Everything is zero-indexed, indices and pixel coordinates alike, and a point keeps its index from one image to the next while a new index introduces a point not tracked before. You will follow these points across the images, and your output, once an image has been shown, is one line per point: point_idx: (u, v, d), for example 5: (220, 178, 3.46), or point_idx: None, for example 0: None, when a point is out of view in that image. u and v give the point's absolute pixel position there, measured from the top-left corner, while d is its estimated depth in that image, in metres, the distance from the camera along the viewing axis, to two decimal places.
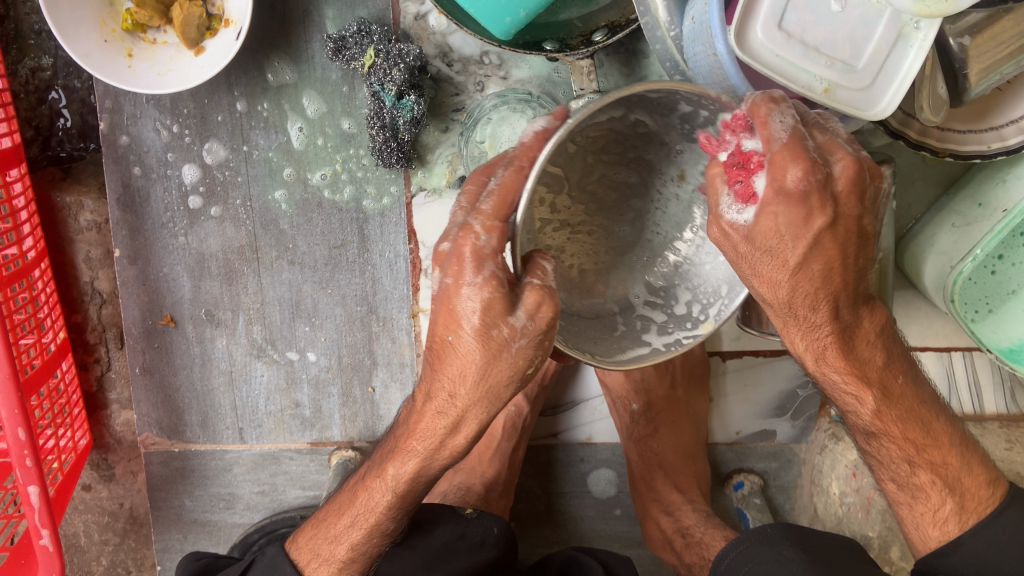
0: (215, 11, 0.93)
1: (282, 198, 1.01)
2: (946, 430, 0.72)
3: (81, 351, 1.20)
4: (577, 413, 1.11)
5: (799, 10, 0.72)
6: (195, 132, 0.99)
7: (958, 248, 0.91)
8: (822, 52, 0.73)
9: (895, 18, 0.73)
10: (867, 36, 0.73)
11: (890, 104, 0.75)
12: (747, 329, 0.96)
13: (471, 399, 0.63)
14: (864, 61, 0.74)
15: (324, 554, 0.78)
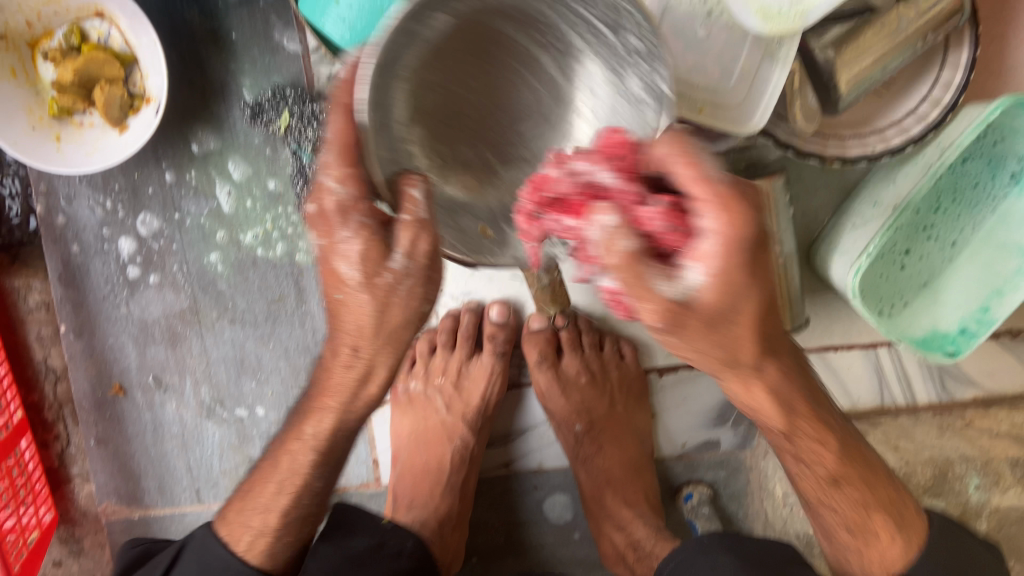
0: (137, 90, 0.98)
1: (217, 260, 1.05)
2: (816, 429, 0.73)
3: (41, 429, 1.23)
4: (526, 441, 1.13)
5: (668, 39, 0.74)
6: (127, 206, 1.03)
7: (858, 246, 0.95)
8: (693, 77, 0.75)
9: (758, 40, 0.74)
10: (734, 58, 0.75)
11: (763, 118, 0.75)
12: None
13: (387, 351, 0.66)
14: (734, 81, 0.75)
15: (255, 526, 0.75)
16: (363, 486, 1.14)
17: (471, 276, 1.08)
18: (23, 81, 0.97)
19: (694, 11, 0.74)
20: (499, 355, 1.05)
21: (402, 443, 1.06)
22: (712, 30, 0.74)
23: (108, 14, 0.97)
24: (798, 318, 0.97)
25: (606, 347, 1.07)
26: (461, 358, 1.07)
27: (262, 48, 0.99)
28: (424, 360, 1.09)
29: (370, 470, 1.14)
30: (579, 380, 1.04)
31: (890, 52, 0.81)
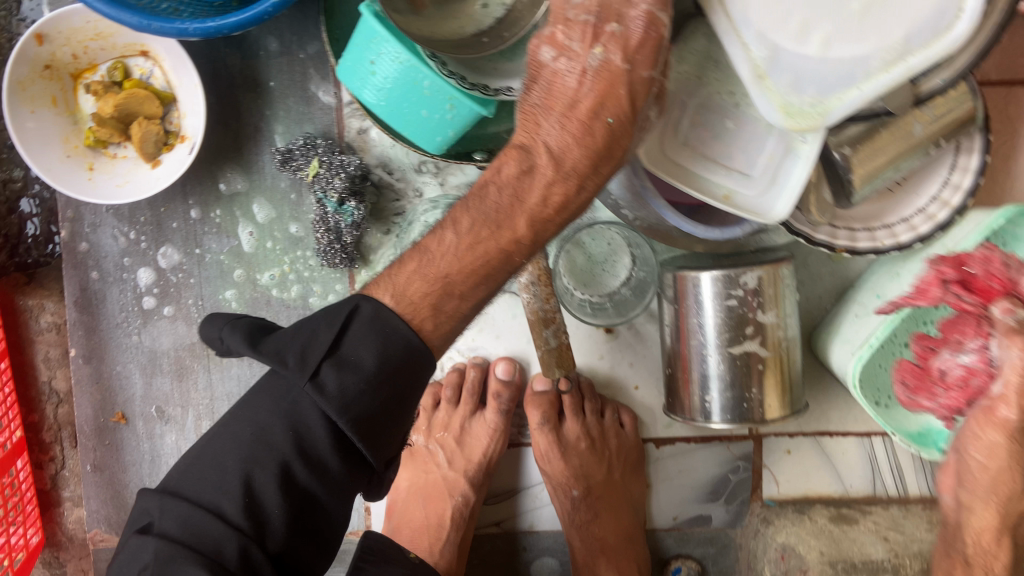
0: (173, 128, 1.01)
1: (232, 297, 1.07)
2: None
3: (36, 450, 1.23)
4: (520, 500, 1.14)
5: (698, 127, 0.81)
6: (151, 238, 1.05)
7: (859, 335, 0.98)
8: (721, 164, 0.81)
9: (783, 134, 0.79)
10: (759, 149, 0.80)
11: (783, 209, 0.78)
12: (672, 416, 1.02)
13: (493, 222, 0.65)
14: (758, 171, 0.80)
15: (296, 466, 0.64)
16: (353, 533, 1.13)
17: (479, 333, 1.10)
18: (62, 110, 1.00)
19: (724, 102, 0.80)
20: (501, 413, 1.07)
21: (400, 495, 1.10)
22: (740, 121, 0.80)
23: (153, 54, 1.00)
24: (797, 403, 0.98)
25: (607, 414, 1.08)
26: (464, 414, 1.09)
27: (299, 97, 1.03)
28: (427, 414, 1.11)
29: (361, 517, 1.13)
30: (579, 445, 1.06)
31: (902, 153, 0.85)
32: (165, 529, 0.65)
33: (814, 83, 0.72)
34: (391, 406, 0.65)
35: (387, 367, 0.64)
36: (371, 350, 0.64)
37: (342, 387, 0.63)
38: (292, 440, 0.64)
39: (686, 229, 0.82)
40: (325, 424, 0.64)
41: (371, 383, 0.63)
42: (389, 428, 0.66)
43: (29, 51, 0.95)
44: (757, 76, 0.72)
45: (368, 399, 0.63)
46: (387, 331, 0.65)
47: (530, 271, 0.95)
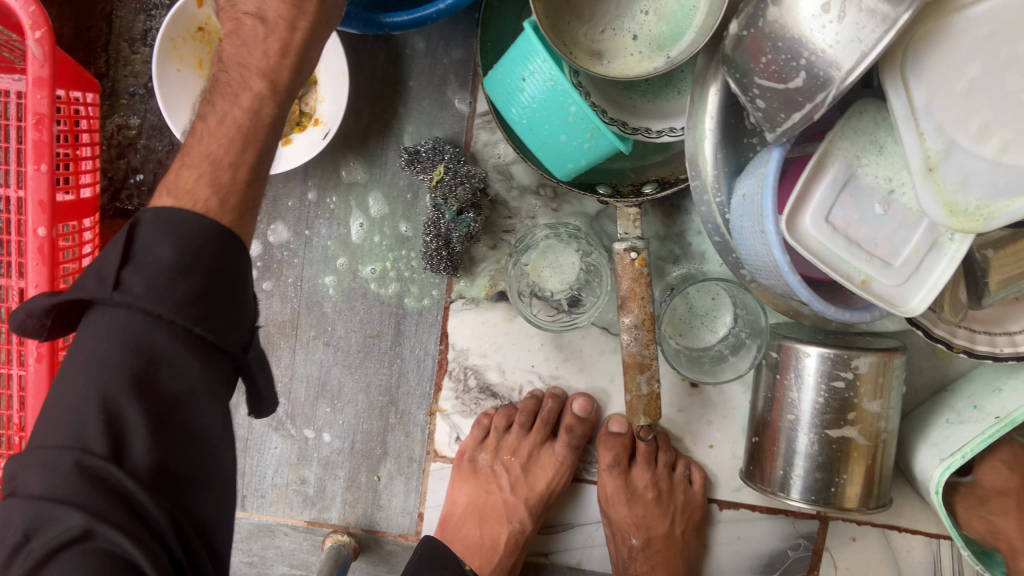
0: (308, 109, 1.02)
1: (331, 283, 1.08)
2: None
3: None
4: (572, 536, 1.13)
5: (846, 207, 0.81)
6: (264, 214, 1.07)
7: (949, 442, 0.96)
8: (863, 248, 0.81)
9: (932, 229, 0.81)
10: (904, 240, 0.81)
11: (923, 302, 0.82)
12: (750, 484, 1.01)
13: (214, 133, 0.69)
14: (900, 261, 0.81)
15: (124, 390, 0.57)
16: (402, 537, 1.12)
17: (564, 362, 1.08)
18: (206, 74, 1.02)
19: (878, 186, 0.81)
20: (572, 448, 1.06)
21: (456, 510, 1.07)
22: (889, 208, 0.81)
23: None
24: (883, 497, 0.96)
25: (677, 469, 1.07)
26: (535, 442, 1.08)
27: (434, 101, 1.03)
28: (497, 435, 1.08)
29: (413, 522, 1.12)
30: (646, 495, 1.06)
31: None
32: (27, 490, 0.54)
33: (982, 185, 0.74)
34: (212, 305, 0.61)
35: (208, 258, 0.61)
36: (168, 243, 0.60)
37: (154, 286, 0.58)
38: (135, 364, 0.58)
39: (818, 307, 0.81)
40: (166, 337, 0.58)
41: (176, 269, 0.59)
42: (236, 314, 0.63)
43: (188, 11, 0.97)
44: (928, 169, 0.73)
45: (188, 284, 0.59)
46: (178, 225, 0.61)
47: (635, 313, 0.93)
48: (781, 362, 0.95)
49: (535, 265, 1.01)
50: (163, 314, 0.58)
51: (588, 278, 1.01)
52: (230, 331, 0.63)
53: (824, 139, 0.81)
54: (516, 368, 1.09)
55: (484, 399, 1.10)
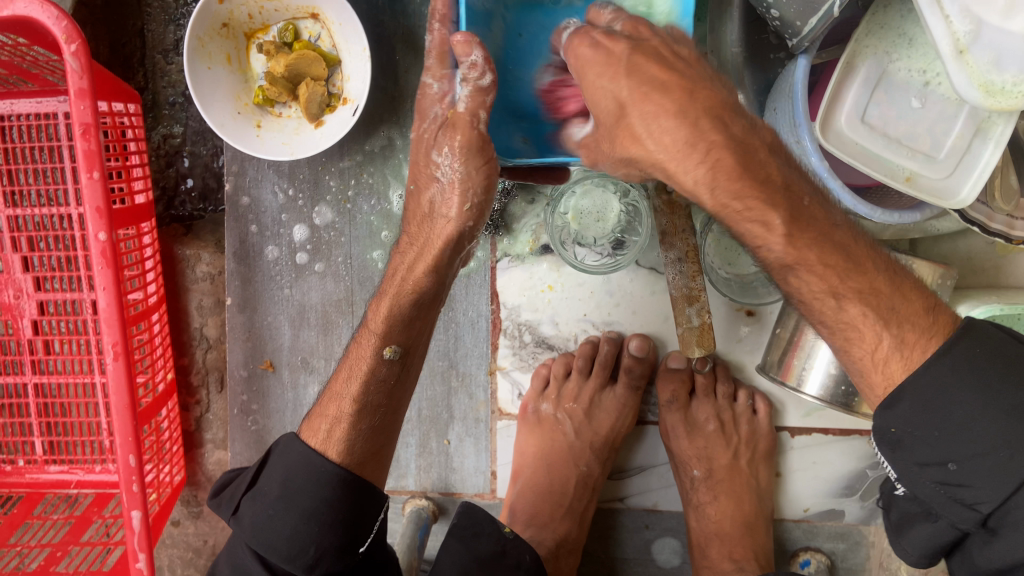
0: (336, 90, 1.05)
1: (379, 257, 1.10)
2: (847, 249, 0.68)
3: (185, 392, 1.31)
4: (644, 479, 1.14)
5: (882, 104, 0.80)
6: (307, 196, 1.10)
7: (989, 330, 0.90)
8: (904, 144, 0.80)
9: (974, 115, 0.78)
10: (946, 131, 0.79)
11: (972, 194, 0.79)
12: (764, 376, 1.03)
13: (336, 398, 0.87)
14: (945, 153, 0.79)
15: (302, 488, 0.81)
16: (479, 496, 1.15)
17: (616, 307, 1.09)
18: (236, 68, 1.05)
19: (912, 80, 0.79)
20: (631, 389, 1.08)
21: (526, 461, 1.09)
22: (927, 100, 0.79)
23: (323, 17, 1.03)
24: None
25: (739, 399, 1.07)
26: (595, 386, 1.09)
27: None
28: (557, 384, 1.10)
29: (487, 481, 1.15)
30: (707, 426, 1.06)
31: None
32: (257, 541, 0.81)
33: (1017, 61, 0.71)
34: (347, 533, 0.81)
35: (326, 497, 0.81)
36: (279, 484, 0.83)
37: (264, 529, 0.81)
38: (307, 527, 0.79)
39: (865, 212, 0.81)
40: (310, 541, 0.79)
41: (306, 516, 0.80)
42: (355, 542, 0.82)
43: (212, 9, 1.00)
44: (958, 52, 0.71)
45: (317, 522, 0.79)
46: (296, 473, 0.82)
47: (677, 247, 0.94)
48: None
49: (575, 213, 1.01)
50: (266, 543, 0.80)
51: (629, 219, 1.02)
52: (361, 527, 0.82)
53: (851, 40, 0.80)
54: (569, 319, 1.11)
55: (541, 351, 1.12)
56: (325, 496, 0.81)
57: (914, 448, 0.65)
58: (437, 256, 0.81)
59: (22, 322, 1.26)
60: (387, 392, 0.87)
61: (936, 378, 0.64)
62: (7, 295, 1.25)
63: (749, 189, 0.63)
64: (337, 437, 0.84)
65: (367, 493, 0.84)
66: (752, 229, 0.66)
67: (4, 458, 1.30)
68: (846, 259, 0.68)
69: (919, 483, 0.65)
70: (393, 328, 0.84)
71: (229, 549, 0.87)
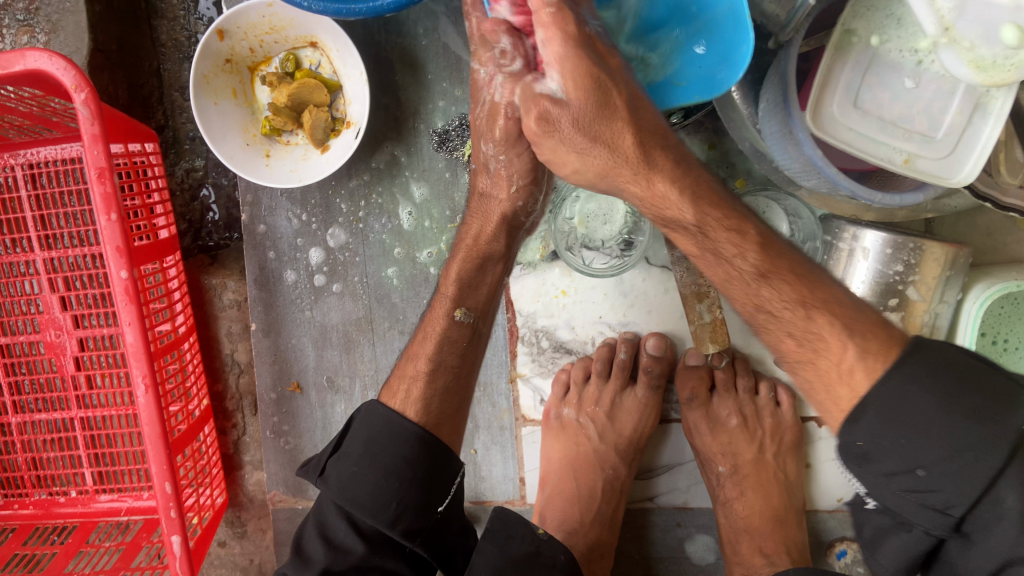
0: (340, 114, 1.07)
1: (394, 274, 1.13)
2: (822, 292, 0.70)
3: (221, 416, 1.35)
4: (672, 477, 1.14)
5: (874, 87, 0.79)
6: (320, 220, 1.12)
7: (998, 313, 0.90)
8: (899, 125, 0.79)
9: (971, 92, 0.77)
10: (944, 109, 0.78)
11: (973, 171, 0.79)
12: None
13: (414, 361, 0.92)
14: (943, 132, 0.79)
15: (385, 445, 0.85)
16: (509, 503, 1.17)
17: (631, 307, 1.09)
18: (242, 102, 1.08)
19: (904, 60, 0.78)
20: (652, 389, 1.07)
21: (552, 467, 1.10)
22: (921, 79, 0.78)
23: (321, 44, 1.06)
24: None
25: (762, 393, 1.07)
26: (615, 388, 1.09)
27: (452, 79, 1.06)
28: (577, 389, 1.10)
29: (516, 487, 1.16)
30: (730, 422, 1.05)
31: None
32: (351, 498, 0.83)
33: None
34: (424, 493, 0.84)
35: (405, 455, 0.84)
36: (361, 445, 0.85)
37: (349, 486, 0.83)
38: (391, 483, 0.83)
39: (863, 197, 0.81)
40: (398, 494, 0.82)
41: (386, 474, 0.83)
42: (432, 502, 0.85)
43: (213, 47, 1.02)
44: (945, 28, 0.71)
45: (397, 481, 0.83)
46: (376, 434, 0.86)
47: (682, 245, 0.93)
48: (839, 245, 0.92)
49: (581, 218, 1.02)
50: (352, 505, 0.83)
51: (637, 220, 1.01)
52: (435, 488, 0.85)
53: (839, 23, 0.78)
54: (585, 322, 1.11)
55: (560, 356, 1.13)
56: (405, 452, 0.84)
57: (882, 457, 0.63)
58: (496, 228, 0.88)
59: (64, 359, 1.30)
60: (460, 352, 0.92)
61: (903, 391, 0.62)
62: (48, 334, 1.30)
63: (712, 213, 0.71)
64: (415, 395, 0.89)
65: (441, 452, 0.87)
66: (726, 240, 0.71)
67: (58, 490, 1.35)
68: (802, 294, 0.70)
69: (889, 494, 0.63)
70: (464, 290, 0.91)
71: (316, 510, 0.89)
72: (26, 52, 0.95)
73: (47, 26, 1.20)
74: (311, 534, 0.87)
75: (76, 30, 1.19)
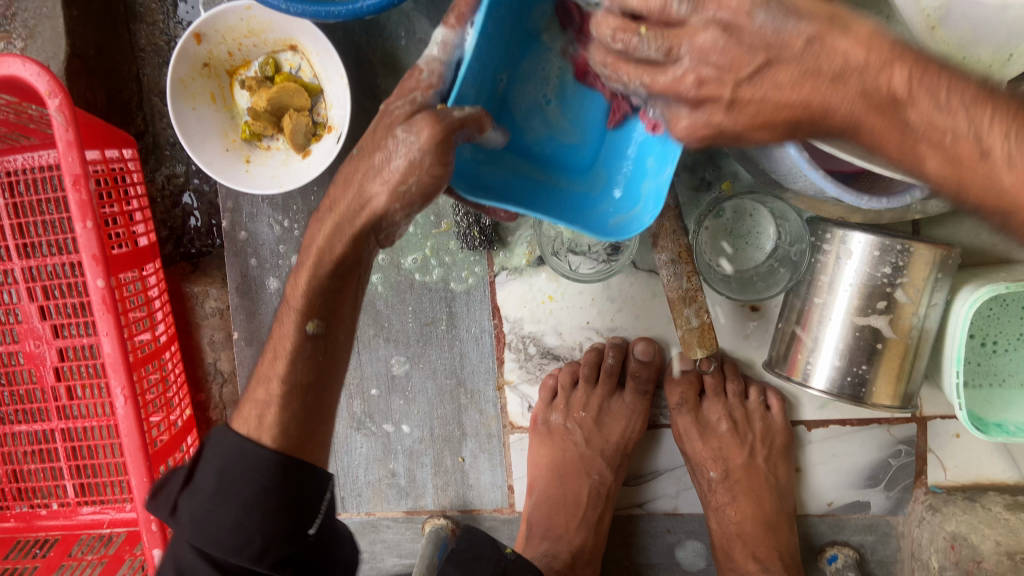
0: (321, 118, 1.06)
1: (377, 280, 1.10)
2: (980, 102, 0.53)
3: (205, 426, 1.33)
4: (661, 483, 1.12)
5: None
6: (303, 226, 1.11)
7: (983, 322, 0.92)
8: None
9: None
10: None
11: None
12: (770, 373, 1.01)
13: (264, 380, 0.75)
14: None
15: (234, 469, 0.71)
16: (497, 511, 1.15)
17: (618, 312, 1.08)
18: (221, 107, 1.06)
19: None
20: (641, 395, 1.06)
21: (539, 472, 1.08)
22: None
23: (301, 48, 1.04)
24: (914, 395, 0.94)
25: (751, 397, 1.05)
26: (603, 393, 1.08)
27: None
28: (565, 394, 1.09)
29: (504, 495, 1.15)
30: (720, 427, 1.05)
31: None
32: (204, 539, 0.70)
33: (992, 32, 0.69)
34: (289, 517, 0.71)
35: (263, 483, 0.70)
36: (211, 476, 0.72)
37: (205, 527, 0.70)
38: (248, 515, 0.70)
39: (850, 199, 0.81)
40: (252, 521, 0.69)
41: (243, 506, 0.70)
42: (301, 524, 0.72)
43: (190, 51, 1.00)
44: (930, 27, 0.70)
45: (256, 511, 0.70)
46: (227, 460, 0.72)
47: (669, 249, 0.92)
48: (825, 248, 0.91)
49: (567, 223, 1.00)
50: (210, 545, 0.70)
51: None
52: (303, 510, 0.72)
53: None
54: (572, 327, 1.10)
55: (547, 362, 1.12)
56: (261, 482, 0.70)
57: None
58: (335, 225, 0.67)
59: (44, 369, 1.28)
60: (315, 367, 0.75)
61: None
62: (27, 345, 1.28)
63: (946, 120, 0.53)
64: (270, 420, 0.73)
65: (300, 471, 0.73)
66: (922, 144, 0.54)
67: (40, 503, 1.33)
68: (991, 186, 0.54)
69: None
70: (318, 299, 0.71)
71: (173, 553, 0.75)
72: (0, 58, 0.93)
73: (24, 32, 1.18)
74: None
75: (54, 35, 1.17)
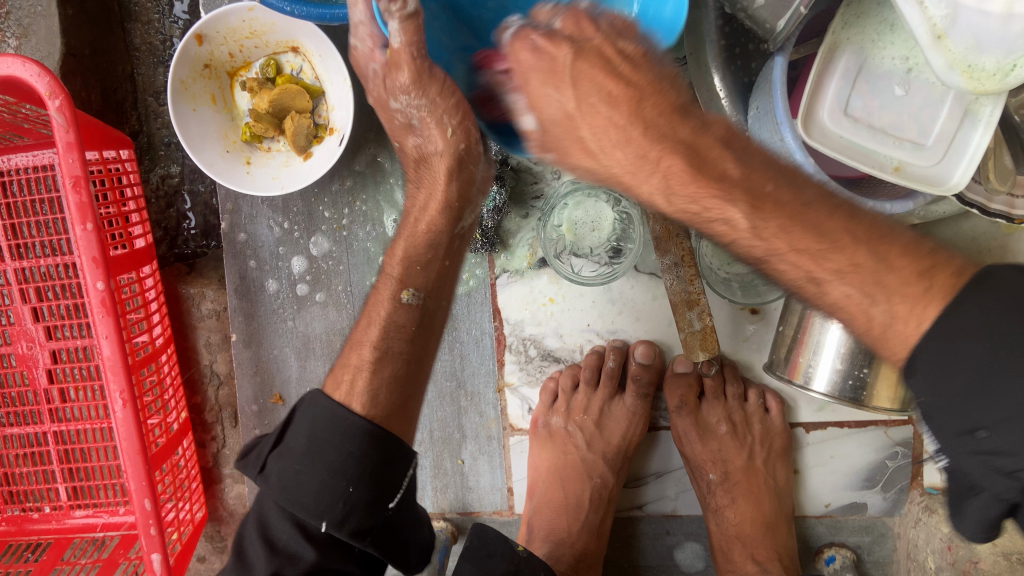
0: (323, 120, 1.05)
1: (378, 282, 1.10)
2: (844, 230, 0.59)
3: (200, 429, 1.32)
4: (661, 485, 1.13)
5: (864, 95, 0.79)
6: (303, 228, 1.10)
7: None
8: (889, 133, 0.79)
9: (960, 98, 0.77)
10: (933, 117, 0.78)
11: (963, 178, 0.78)
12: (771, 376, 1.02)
13: (362, 346, 0.87)
14: (933, 139, 0.78)
15: (328, 440, 0.79)
16: (497, 513, 1.15)
17: (619, 315, 1.08)
18: (221, 108, 1.06)
19: (894, 68, 0.78)
20: (641, 398, 1.07)
21: (540, 476, 1.09)
22: (911, 87, 0.78)
23: (304, 49, 1.04)
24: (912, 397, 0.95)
25: (750, 399, 1.06)
26: (604, 397, 1.08)
27: None
28: (566, 397, 1.09)
29: (504, 498, 1.15)
30: (719, 429, 1.05)
31: None
32: (296, 501, 0.76)
33: (997, 42, 0.69)
34: (372, 488, 0.77)
35: (353, 450, 0.78)
36: (304, 439, 0.79)
37: (292, 487, 0.77)
38: (337, 482, 0.76)
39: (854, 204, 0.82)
40: (341, 488, 0.76)
41: (331, 474, 0.77)
42: (384, 498, 0.78)
43: (191, 52, 1.00)
44: (937, 37, 0.70)
45: (345, 478, 0.76)
46: (317, 423, 0.80)
47: (673, 252, 0.93)
48: None
49: (569, 225, 1.01)
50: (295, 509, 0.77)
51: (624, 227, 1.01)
52: (384, 485, 0.79)
53: (829, 32, 0.79)
54: (573, 330, 1.10)
55: (548, 364, 1.12)
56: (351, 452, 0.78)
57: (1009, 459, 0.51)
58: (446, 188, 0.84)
59: (36, 372, 1.26)
60: (410, 332, 0.88)
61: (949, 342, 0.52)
62: (19, 346, 1.26)
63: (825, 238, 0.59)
64: (363, 386, 0.83)
65: (391, 445, 0.80)
66: (705, 202, 0.62)
67: (30, 506, 1.31)
68: (800, 265, 0.60)
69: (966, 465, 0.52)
70: (412, 270, 0.87)
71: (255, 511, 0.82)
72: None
73: (17, 30, 1.16)
74: (251, 535, 0.79)
75: (48, 34, 1.16)
